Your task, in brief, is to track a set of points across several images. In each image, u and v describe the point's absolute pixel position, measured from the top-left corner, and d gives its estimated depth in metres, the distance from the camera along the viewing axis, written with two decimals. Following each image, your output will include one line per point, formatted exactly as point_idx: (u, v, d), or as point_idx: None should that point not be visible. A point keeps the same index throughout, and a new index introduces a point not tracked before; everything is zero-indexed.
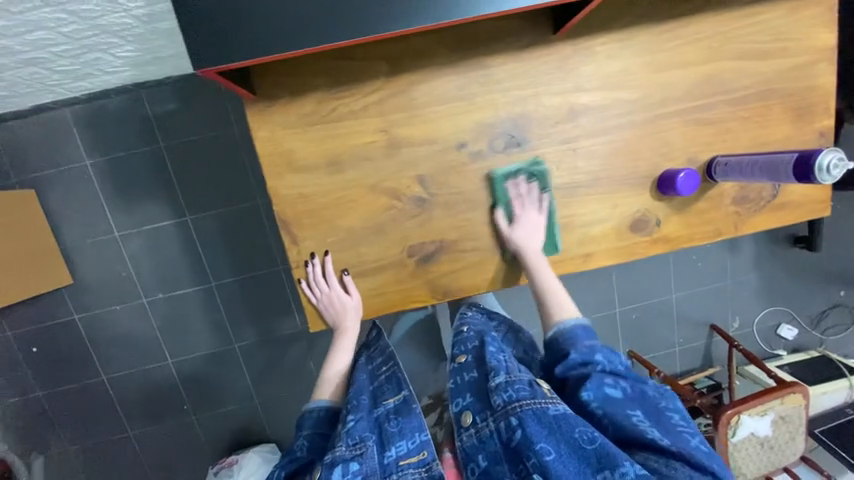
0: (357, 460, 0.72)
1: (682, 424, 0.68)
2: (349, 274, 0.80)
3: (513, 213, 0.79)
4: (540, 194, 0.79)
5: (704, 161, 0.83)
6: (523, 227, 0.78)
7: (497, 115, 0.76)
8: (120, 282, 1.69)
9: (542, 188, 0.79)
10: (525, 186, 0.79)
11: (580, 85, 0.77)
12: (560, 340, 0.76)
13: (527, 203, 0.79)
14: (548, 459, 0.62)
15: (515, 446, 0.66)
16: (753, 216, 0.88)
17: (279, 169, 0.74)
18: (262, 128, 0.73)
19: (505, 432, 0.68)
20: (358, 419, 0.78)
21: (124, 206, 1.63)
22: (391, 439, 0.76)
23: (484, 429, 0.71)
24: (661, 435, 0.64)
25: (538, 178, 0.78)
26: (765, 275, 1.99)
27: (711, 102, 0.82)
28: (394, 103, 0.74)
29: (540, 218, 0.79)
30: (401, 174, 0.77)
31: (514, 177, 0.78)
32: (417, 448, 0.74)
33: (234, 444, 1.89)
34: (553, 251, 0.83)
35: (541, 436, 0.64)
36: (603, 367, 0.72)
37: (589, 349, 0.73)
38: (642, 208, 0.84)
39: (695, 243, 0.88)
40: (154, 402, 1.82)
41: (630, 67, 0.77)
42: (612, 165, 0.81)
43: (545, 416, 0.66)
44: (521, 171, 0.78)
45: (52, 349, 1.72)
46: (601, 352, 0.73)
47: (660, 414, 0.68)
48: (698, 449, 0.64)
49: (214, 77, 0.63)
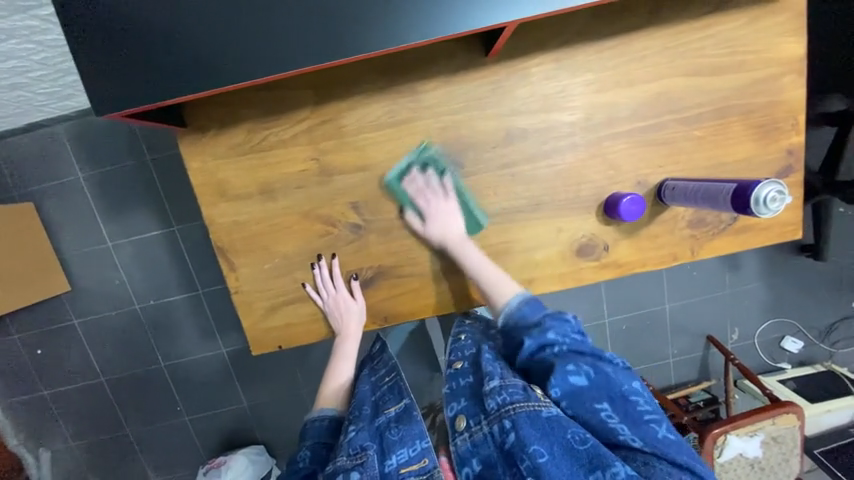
0: (357, 469, 0.70)
1: (649, 412, 0.65)
2: (358, 279, 0.80)
3: (418, 208, 0.76)
4: (445, 179, 0.76)
5: (654, 183, 0.79)
6: (434, 220, 0.76)
7: (430, 141, 0.75)
8: (114, 290, 1.76)
9: (439, 172, 0.76)
10: (432, 174, 0.76)
11: (516, 108, 0.74)
12: (512, 323, 0.76)
13: (437, 191, 0.76)
14: (541, 462, 0.60)
15: (508, 449, 0.65)
16: (712, 240, 0.83)
17: (213, 198, 0.76)
18: (195, 158, 0.74)
19: (499, 436, 0.66)
20: (359, 429, 0.76)
21: (115, 217, 1.70)
22: (391, 447, 0.74)
23: (478, 433, 0.69)
24: (630, 433, 0.62)
25: (439, 163, 0.75)
26: (767, 284, 1.89)
27: (659, 122, 0.78)
28: (323, 131, 0.74)
29: (449, 205, 0.76)
30: (334, 201, 0.77)
31: (411, 168, 0.75)
32: (417, 456, 0.72)
33: (224, 444, 1.96)
34: (477, 230, 0.79)
35: (535, 438, 0.62)
36: (562, 347, 0.71)
37: (540, 330, 0.72)
38: (589, 233, 0.81)
39: (649, 269, 0.84)
40: (150, 402, 1.91)
41: (567, 89, 0.74)
42: (555, 188, 0.79)
43: (539, 418, 0.64)
44: (420, 161, 0.75)
45: (54, 352, 1.82)
46: (555, 330, 0.72)
47: (630, 409, 0.65)
48: (666, 440, 0.62)
49: (135, 118, 0.64)
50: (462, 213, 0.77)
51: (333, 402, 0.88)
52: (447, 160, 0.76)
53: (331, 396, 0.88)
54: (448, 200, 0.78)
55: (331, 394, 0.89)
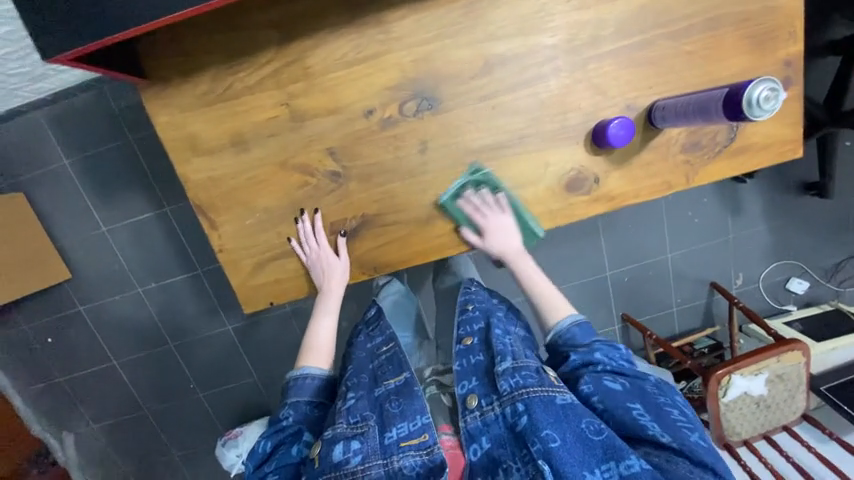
0: (358, 438, 0.77)
1: (682, 419, 0.67)
2: (345, 236, 0.79)
3: (478, 225, 0.78)
4: (500, 196, 0.78)
5: (644, 106, 0.75)
6: (493, 236, 0.78)
7: (404, 76, 0.71)
8: (115, 274, 1.78)
9: (492, 189, 0.77)
10: (484, 193, 0.77)
11: (492, 33, 0.70)
12: (560, 344, 0.78)
13: (493, 209, 0.78)
14: (553, 446, 0.64)
15: (519, 431, 0.69)
16: (706, 165, 0.80)
17: (185, 154, 0.73)
18: (162, 113, 0.71)
19: (511, 417, 0.71)
20: (358, 398, 0.83)
21: (106, 202, 1.69)
22: (391, 420, 0.80)
23: (489, 412, 0.74)
24: (660, 431, 0.64)
25: (493, 183, 0.77)
26: (773, 228, 1.85)
27: (647, 38, 0.73)
28: (291, 73, 0.70)
29: (506, 218, 0.78)
30: (310, 148, 0.74)
31: (465, 189, 0.77)
32: (417, 430, 0.77)
33: (240, 417, 2.02)
34: (533, 239, 0.81)
35: (547, 423, 0.67)
36: (607, 368, 0.73)
37: (588, 349, 0.75)
38: (578, 165, 0.78)
39: (642, 200, 0.81)
40: (164, 382, 1.95)
41: (546, 9, 0.70)
42: (540, 119, 0.75)
43: (553, 404, 0.68)
44: (475, 181, 0.77)
45: (64, 339, 1.86)
46: (601, 350, 0.75)
47: (662, 414, 0.67)
48: (698, 444, 0.64)
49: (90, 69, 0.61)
50: (519, 227, 0.80)
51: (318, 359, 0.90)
52: (502, 179, 0.77)
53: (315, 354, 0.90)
54: (427, 138, 0.74)
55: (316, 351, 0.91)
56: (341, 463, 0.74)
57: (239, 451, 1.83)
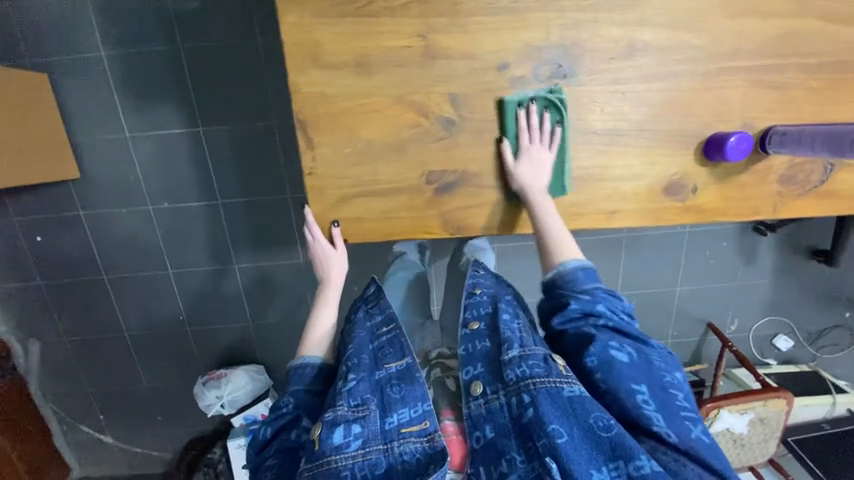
0: (358, 422, 0.77)
1: (686, 410, 0.69)
2: (339, 226, 0.79)
3: (521, 146, 0.73)
4: (557, 129, 0.73)
5: (760, 128, 0.77)
6: (527, 165, 0.74)
7: (548, 39, 0.69)
8: (128, 185, 1.67)
9: (554, 119, 0.73)
10: (544, 119, 0.73)
11: (645, 18, 0.69)
12: (559, 283, 0.76)
13: (544, 134, 0.73)
14: (560, 441, 0.65)
15: (524, 422, 0.69)
16: (795, 200, 0.82)
17: (303, 62, 0.69)
18: (292, 12, 0.66)
19: (517, 408, 0.71)
20: (359, 380, 0.82)
21: (137, 108, 1.58)
22: (393, 405, 0.79)
23: (493, 401, 0.74)
24: (665, 428, 0.65)
25: (560, 111, 0.73)
26: (778, 284, 1.92)
27: (781, 63, 0.74)
28: (438, 5, 0.67)
29: (549, 156, 0.74)
30: (432, 89, 0.71)
31: (531, 102, 0.72)
32: (418, 417, 0.77)
33: (224, 360, 1.95)
34: (559, 191, 0.78)
35: (554, 417, 0.67)
36: (606, 322, 0.74)
37: (590, 299, 0.74)
38: (681, 171, 0.78)
39: (729, 220, 0.83)
40: (152, 309, 1.86)
41: (701, 8, 0.70)
42: (661, 117, 0.75)
43: (561, 397, 0.69)
44: (545, 100, 0.72)
45: (55, 242, 1.72)
46: (603, 303, 0.75)
47: (666, 400, 0.69)
48: (700, 441, 0.65)
49: None
50: (554, 171, 0.76)
51: (313, 348, 0.89)
52: (568, 112, 0.73)
53: (312, 341, 0.90)
54: (551, 109, 0.73)
55: (313, 342, 0.90)
56: (342, 447, 0.73)
57: (219, 393, 1.79)
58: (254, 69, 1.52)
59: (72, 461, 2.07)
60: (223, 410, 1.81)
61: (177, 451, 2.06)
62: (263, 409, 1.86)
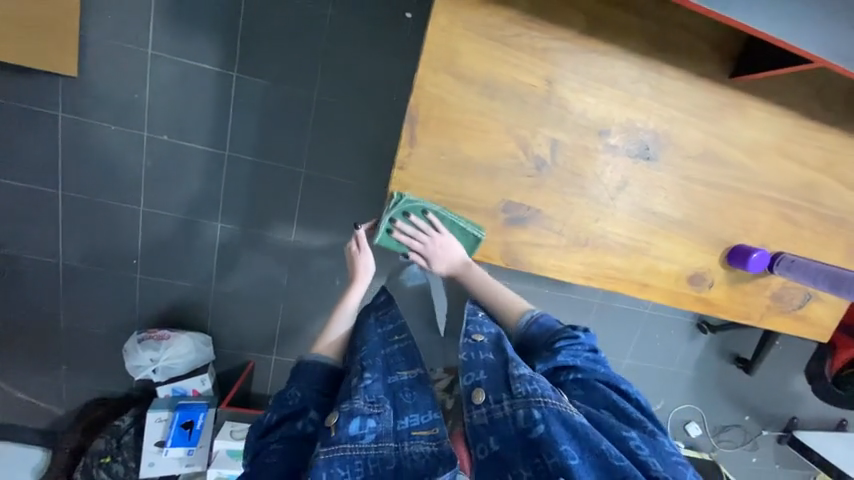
0: (373, 417, 0.68)
1: (666, 444, 0.65)
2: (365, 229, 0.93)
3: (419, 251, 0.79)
4: (431, 217, 0.76)
5: (772, 251, 0.90)
6: (438, 257, 0.79)
7: (646, 123, 0.78)
8: (127, 103, 1.47)
9: (420, 214, 0.77)
10: (416, 221, 0.77)
11: (721, 135, 0.81)
12: (526, 337, 0.75)
13: (429, 235, 0.77)
14: (573, 463, 0.59)
15: (535, 438, 0.61)
16: (776, 315, 0.97)
17: (437, 63, 0.70)
18: (443, 14, 0.68)
19: (525, 422, 0.63)
20: (375, 379, 0.73)
21: (173, 26, 1.41)
22: (404, 408, 0.72)
23: (497, 411, 0.65)
24: (663, 470, 0.61)
25: (418, 207, 0.76)
26: (702, 375, 2.07)
27: (804, 204, 0.89)
28: (572, 60, 0.73)
29: (443, 238, 0.78)
30: (538, 129, 0.76)
31: (394, 220, 0.77)
32: (428, 423, 0.70)
33: (162, 321, 1.71)
34: (477, 244, 0.80)
35: (566, 439, 0.61)
36: (579, 373, 0.69)
37: (551, 354, 0.70)
38: (706, 266, 0.90)
39: (727, 317, 0.95)
40: (103, 243, 1.61)
41: (763, 141, 0.83)
42: (706, 217, 0.86)
43: (572, 421, 0.62)
44: (400, 211, 0.76)
45: (13, 135, 1.46)
46: (566, 352, 0.70)
47: (651, 439, 0.65)
48: (686, 473, 0.62)
49: None
50: (459, 238, 0.79)
51: (329, 351, 0.83)
52: (426, 200, 0.76)
53: (327, 344, 0.84)
54: (627, 182, 0.81)
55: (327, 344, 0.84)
56: (357, 438, 0.66)
57: (155, 356, 1.61)
58: (312, 38, 1.46)
59: None
60: (153, 375, 1.63)
61: (70, 410, 1.76)
62: (197, 384, 1.67)
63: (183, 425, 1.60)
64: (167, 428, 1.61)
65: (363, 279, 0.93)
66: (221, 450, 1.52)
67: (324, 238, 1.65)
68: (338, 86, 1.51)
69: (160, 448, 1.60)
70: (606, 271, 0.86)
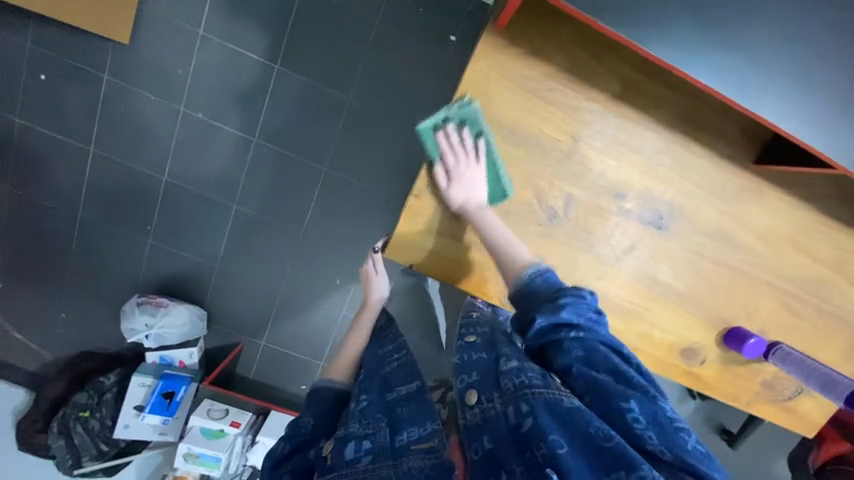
0: (369, 438, 0.68)
1: (676, 419, 0.59)
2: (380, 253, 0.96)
3: (447, 165, 0.72)
4: (480, 141, 0.72)
5: (770, 339, 0.90)
6: (459, 184, 0.73)
7: (663, 194, 0.79)
8: (170, 77, 1.52)
9: (474, 131, 0.72)
10: (465, 136, 0.72)
11: (737, 217, 0.81)
12: (527, 289, 0.70)
13: (469, 154, 0.72)
14: (561, 452, 0.55)
15: (524, 433, 0.59)
16: (764, 402, 0.96)
17: (468, 104, 0.72)
18: (483, 60, 0.70)
19: (514, 418, 0.61)
20: (370, 401, 0.74)
21: (227, 12, 1.47)
22: (401, 423, 0.71)
23: (489, 410, 0.64)
24: (659, 444, 0.55)
25: (475, 122, 0.72)
26: None
27: (809, 299, 0.88)
28: (600, 123, 0.74)
29: (478, 169, 0.73)
30: (556, 182, 0.77)
31: (447, 123, 0.72)
32: (428, 434, 0.68)
33: (163, 289, 1.75)
34: (499, 198, 0.76)
35: (554, 427, 0.57)
36: (582, 332, 0.65)
37: (553, 308, 0.66)
38: (701, 342, 0.90)
39: (715, 395, 0.94)
40: (122, 204, 1.66)
41: (778, 230, 0.83)
42: (708, 294, 0.86)
43: (560, 407, 0.59)
44: (457, 117, 0.71)
45: (58, 88, 1.52)
46: (569, 309, 0.66)
47: (658, 411, 0.58)
48: (693, 451, 0.55)
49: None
50: (487, 179, 0.74)
51: (339, 373, 0.85)
52: (485, 122, 0.72)
53: (338, 367, 0.86)
54: (635, 247, 0.82)
55: (337, 367, 0.86)
56: (354, 461, 0.66)
57: (150, 322, 1.64)
58: (357, 45, 1.50)
59: None
60: (145, 340, 1.67)
61: (60, 358, 1.80)
62: (185, 356, 1.71)
63: (164, 395, 1.62)
64: (149, 394, 1.63)
65: (374, 303, 0.95)
66: (196, 426, 1.54)
67: (332, 236, 1.68)
68: (372, 95, 1.55)
69: (138, 412, 1.63)
70: None
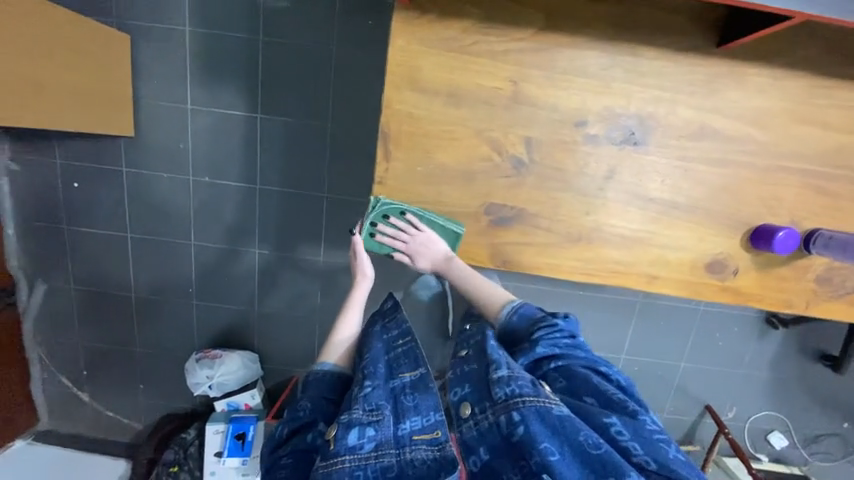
0: (372, 426, 0.66)
1: (657, 430, 0.60)
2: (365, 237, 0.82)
3: (403, 250, 0.80)
4: (409, 217, 0.78)
5: (806, 228, 0.80)
6: (420, 255, 0.79)
7: (627, 108, 0.75)
8: (174, 152, 1.68)
9: (399, 214, 0.79)
10: (395, 222, 0.79)
11: (717, 109, 0.75)
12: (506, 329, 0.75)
13: (408, 233, 0.78)
14: (553, 460, 0.56)
15: (515, 441, 0.59)
16: (826, 302, 0.84)
17: (400, 80, 0.74)
18: (401, 35, 0.72)
19: (506, 427, 0.61)
20: (375, 386, 0.70)
21: (203, 81, 1.59)
22: (405, 412, 0.69)
23: (482, 422, 0.64)
24: (644, 453, 0.57)
25: (396, 208, 0.78)
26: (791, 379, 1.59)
27: (835, 173, 0.78)
28: (535, 57, 0.73)
29: (424, 235, 0.78)
30: (510, 129, 0.76)
31: (377, 224, 0.79)
32: (431, 426, 0.66)
33: (216, 342, 1.90)
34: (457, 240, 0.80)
35: (545, 436, 0.58)
36: (559, 362, 0.69)
37: (531, 345, 0.70)
38: (724, 252, 0.82)
39: (762, 307, 0.85)
40: (165, 276, 1.84)
41: (771, 107, 0.75)
42: (715, 198, 0.79)
43: (550, 416, 0.59)
44: (381, 214, 0.79)
45: (91, 191, 1.74)
46: (545, 341, 0.70)
47: (638, 422, 0.60)
48: (678, 459, 0.57)
49: None
50: (440, 232, 0.79)
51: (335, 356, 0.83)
52: (401, 202, 0.79)
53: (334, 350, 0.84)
54: (614, 171, 0.78)
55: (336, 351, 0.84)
56: (356, 448, 0.65)
57: (210, 374, 1.77)
58: (321, 71, 1.56)
59: (43, 411, 2.01)
60: (209, 391, 1.79)
61: (148, 424, 2.01)
62: (248, 399, 1.84)
63: (238, 437, 1.75)
64: (224, 439, 1.76)
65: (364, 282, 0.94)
66: None
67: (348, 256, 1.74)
68: (348, 114, 1.60)
69: (219, 458, 1.75)
70: (605, 263, 0.82)
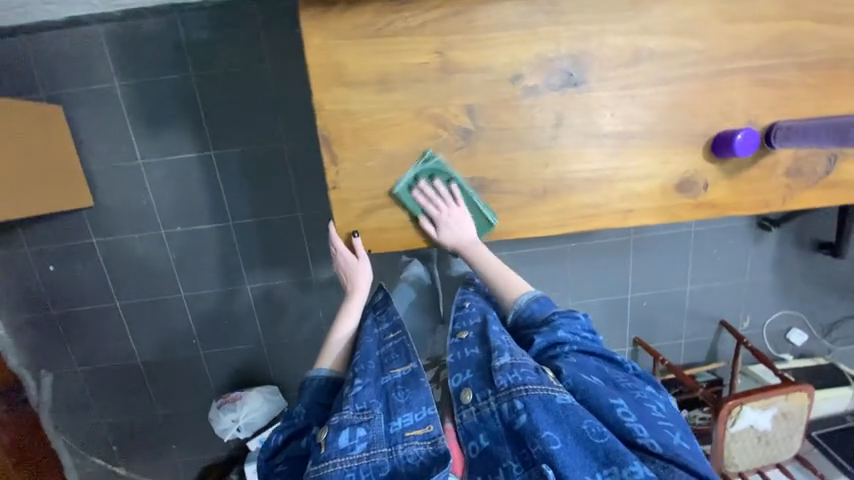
0: (363, 426, 0.67)
1: (663, 418, 0.69)
2: (359, 237, 0.80)
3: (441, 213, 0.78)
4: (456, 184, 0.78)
5: (764, 125, 0.80)
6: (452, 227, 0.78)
7: (558, 50, 0.73)
8: (139, 211, 1.64)
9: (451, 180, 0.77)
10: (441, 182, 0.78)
11: (648, 28, 0.74)
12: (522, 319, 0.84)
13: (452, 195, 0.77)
14: (554, 448, 0.62)
15: (517, 429, 0.66)
16: (802, 192, 0.84)
17: (327, 80, 0.72)
18: (315, 35, 0.70)
19: (508, 414, 0.68)
20: (365, 385, 0.71)
21: (147, 133, 1.55)
22: (397, 409, 0.70)
23: (484, 408, 0.70)
24: (650, 438, 0.64)
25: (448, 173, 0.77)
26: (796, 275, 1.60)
27: (779, 62, 0.77)
28: (454, 23, 0.71)
29: (463, 211, 0.78)
30: (449, 101, 0.74)
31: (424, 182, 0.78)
32: (422, 421, 0.68)
33: (233, 384, 1.89)
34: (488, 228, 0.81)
35: (547, 423, 0.64)
36: (572, 346, 0.77)
37: (551, 328, 0.79)
38: (691, 169, 0.81)
39: (741, 212, 0.84)
40: (166, 334, 1.82)
41: (700, 14, 0.74)
42: (669, 118, 0.78)
43: (552, 403, 0.66)
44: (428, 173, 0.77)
45: (68, 270, 1.71)
46: (565, 327, 0.79)
47: (648, 414, 0.68)
48: (682, 447, 0.64)
49: None
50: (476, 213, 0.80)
51: (330, 360, 0.82)
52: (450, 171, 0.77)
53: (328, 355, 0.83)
54: (563, 116, 0.76)
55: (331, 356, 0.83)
56: (347, 449, 0.64)
57: (235, 416, 1.76)
58: (262, 92, 1.53)
59: None
60: (239, 434, 1.78)
61: None
62: None
63: None
64: None
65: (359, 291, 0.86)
66: None
67: None
68: (301, 128, 1.57)
69: None
70: (578, 210, 0.82)
